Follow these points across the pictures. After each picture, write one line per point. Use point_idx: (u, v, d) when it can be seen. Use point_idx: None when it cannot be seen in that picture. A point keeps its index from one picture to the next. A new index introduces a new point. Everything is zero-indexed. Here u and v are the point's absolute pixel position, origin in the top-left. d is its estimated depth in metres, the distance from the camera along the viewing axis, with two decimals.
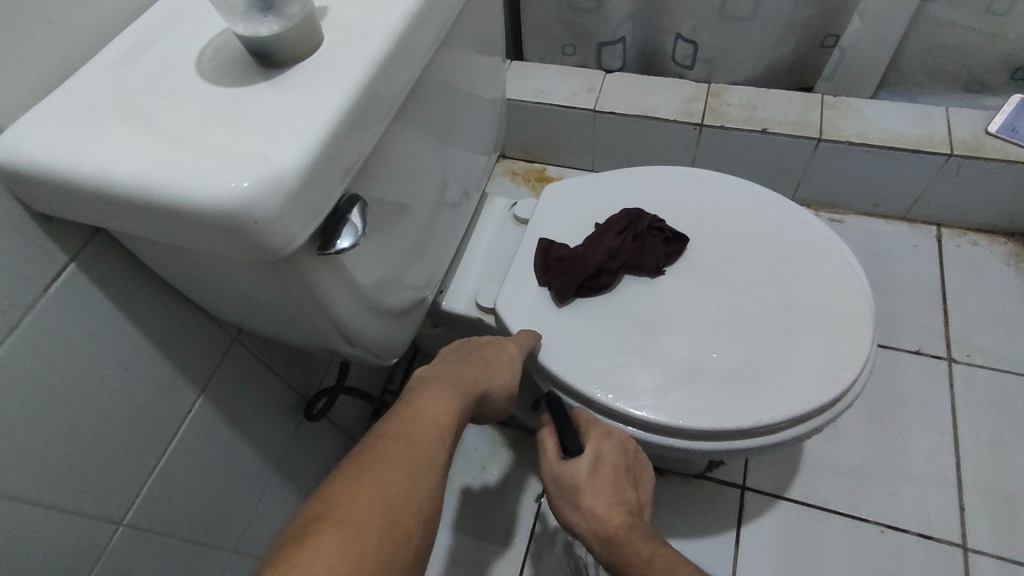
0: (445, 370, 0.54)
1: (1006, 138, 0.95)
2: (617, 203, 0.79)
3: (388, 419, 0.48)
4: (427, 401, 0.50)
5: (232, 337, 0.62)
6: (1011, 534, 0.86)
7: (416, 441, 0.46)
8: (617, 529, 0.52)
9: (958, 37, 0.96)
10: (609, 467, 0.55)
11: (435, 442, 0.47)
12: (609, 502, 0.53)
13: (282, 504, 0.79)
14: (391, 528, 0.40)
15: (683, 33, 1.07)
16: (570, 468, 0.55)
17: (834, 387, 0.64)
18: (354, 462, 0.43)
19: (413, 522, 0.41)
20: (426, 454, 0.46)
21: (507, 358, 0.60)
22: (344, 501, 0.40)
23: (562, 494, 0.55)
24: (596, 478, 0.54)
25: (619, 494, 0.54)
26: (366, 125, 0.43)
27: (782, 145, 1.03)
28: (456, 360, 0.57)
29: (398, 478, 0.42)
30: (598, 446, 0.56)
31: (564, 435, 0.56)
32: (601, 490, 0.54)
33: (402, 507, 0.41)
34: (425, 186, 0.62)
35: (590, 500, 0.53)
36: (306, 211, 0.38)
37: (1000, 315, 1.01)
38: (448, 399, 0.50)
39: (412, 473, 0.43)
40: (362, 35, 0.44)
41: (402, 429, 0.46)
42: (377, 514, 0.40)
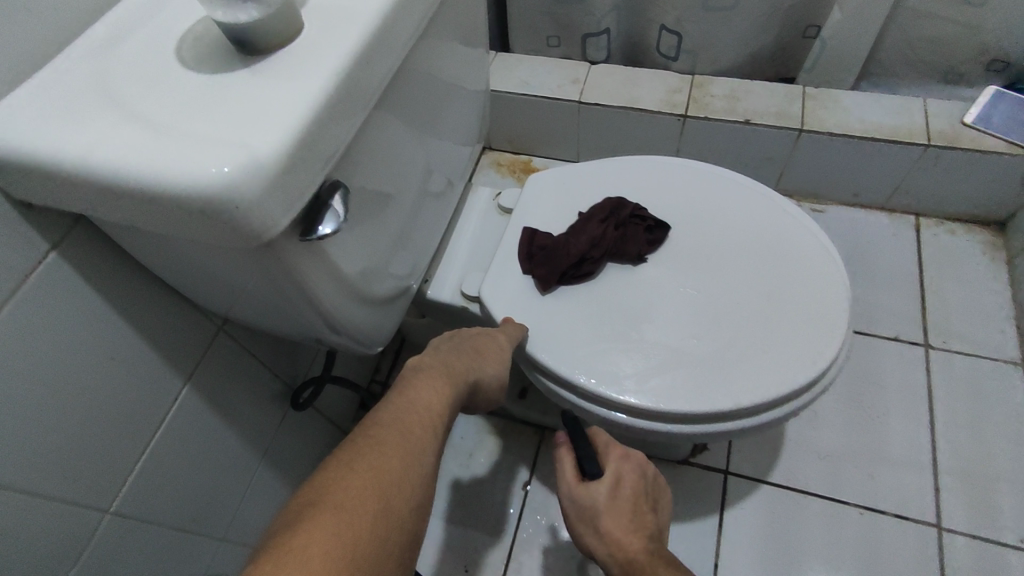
0: (439, 358, 0.54)
1: (982, 129, 0.96)
2: (598, 189, 0.74)
3: (381, 409, 0.47)
4: (421, 390, 0.49)
5: (218, 327, 0.66)
6: (988, 515, 0.86)
7: (410, 429, 0.45)
8: (637, 555, 0.50)
9: (936, 28, 0.98)
10: (629, 490, 0.54)
11: (428, 431, 0.46)
12: (628, 527, 0.51)
13: (270, 486, 0.83)
14: (386, 515, 0.39)
15: (667, 24, 1.08)
16: (590, 492, 0.53)
17: (816, 369, 0.60)
18: (348, 449, 0.42)
19: (407, 511, 0.41)
20: (420, 442, 0.45)
21: (497, 348, 0.60)
22: (340, 487, 0.39)
23: (581, 517, 0.54)
24: (615, 503, 0.53)
25: (639, 520, 0.52)
26: (348, 114, 0.43)
27: (763, 136, 1.04)
28: (447, 347, 0.57)
29: (392, 465, 0.42)
30: (617, 468, 0.55)
31: (584, 456, 0.55)
32: (621, 514, 0.52)
33: (398, 494, 0.41)
34: (409, 175, 0.63)
35: (610, 525, 0.52)
36: (287, 195, 0.39)
37: (975, 302, 1.03)
38: (442, 388, 0.50)
39: (406, 461, 0.43)
40: (342, 23, 0.44)
41: (396, 418, 0.46)
42: (373, 500, 0.39)
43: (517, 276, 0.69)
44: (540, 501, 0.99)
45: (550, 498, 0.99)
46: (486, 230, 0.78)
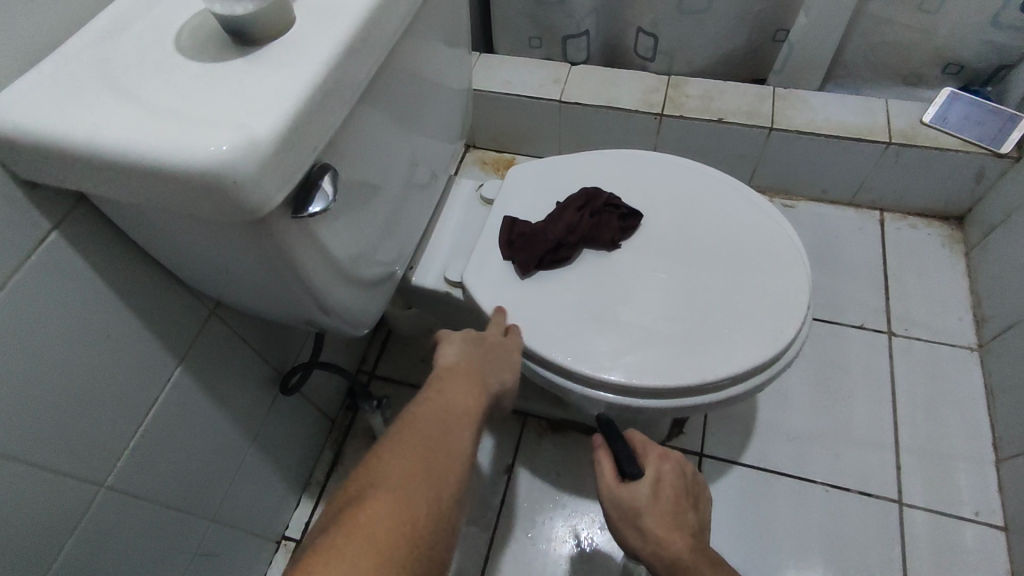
0: (470, 363, 0.58)
1: (939, 128, 1.02)
2: (576, 181, 0.78)
3: (422, 406, 0.52)
4: (457, 393, 0.54)
5: (210, 311, 0.68)
6: (946, 491, 0.91)
7: (450, 429, 0.50)
8: (681, 553, 0.54)
9: (896, 33, 1.03)
10: (669, 490, 0.57)
11: (466, 430, 0.51)
12: (671, 525, 0.55)
13: (258, 469, 0.85)
14: (435, 504, 0.44)
15: (644, 27, 1.12)
16: (632, 492, 0.57)
17: (778, 345, 0.64)
18: (397, 442, 0.47)
19: (452, 501, 0.46)
20: (457, 441, 0.50)
21: (513, 349, 0.64)
22: (394, 476, 0.44)
23: (623, 517, 0.57)
24: (657, 502, 0.56)
25: (680, 518, 0.56)
26: (336, 102, 0.47)
27: (736, 134, 1.09)
28: (472, 349, 0.61)
29: (437, 463, 0.47)
30: (657, 469, 0.58)
31: (623, 457, 0.58)
32: (664, 514, 0.55)
33: (444, 487, 0.46)
34: (394, 164, 0.66)
35: (653, 524, 0.55)
36: (280, 174, 0.42)
37: (935, 292, 1.08)
38: (475, 392, 0.55)
39: (448, 458, 0.48)
40: (331, 18, 0.48)
41: (437, 417, 0.51)
42: (423, 490, 0.44)
43: (498, 262, 0.73)
44: (523, 484, 1.01)
45: (532, 480, 1.01)
46: (469, 220, 0.82)
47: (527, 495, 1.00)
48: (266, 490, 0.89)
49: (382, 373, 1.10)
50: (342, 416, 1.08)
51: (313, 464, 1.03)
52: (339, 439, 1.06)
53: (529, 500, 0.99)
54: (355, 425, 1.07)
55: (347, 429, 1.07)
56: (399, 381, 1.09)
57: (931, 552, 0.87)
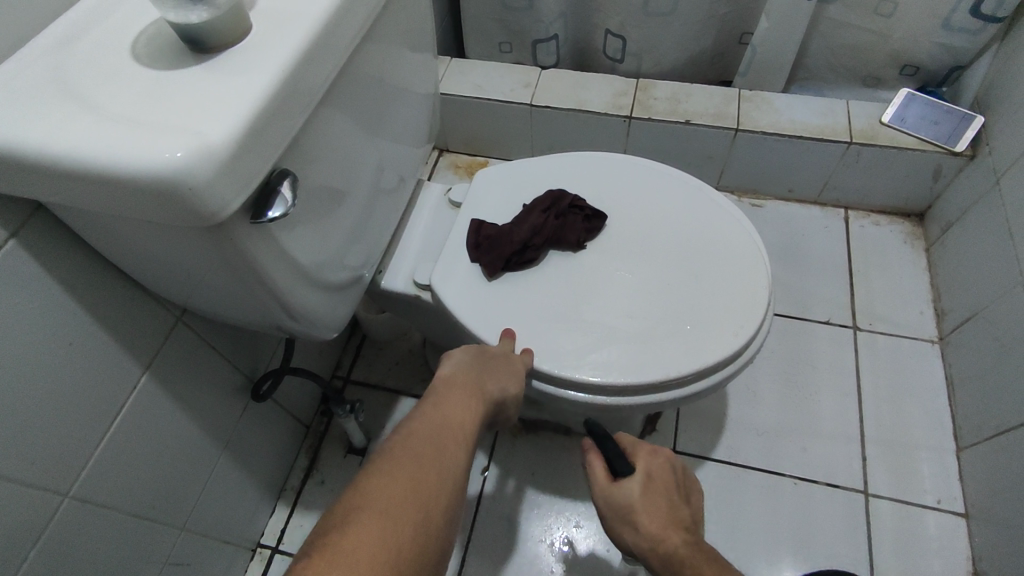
0: (467, 375, 0.58)
1: (897, 127, 1.05)
2: (541, 183, 0.79)
3: (418, 421, 0.50)
4: (454, 409, 0.53)
5: (176, 317, 0.68)
6: (909, 481, 0.93)
7: (445, 445, 0.49)
8: (677, 548, 0.52)
9: (854, 36, 1.06)
10: (660, 485, 0.57)
11: (459, 448, 0.50)
12: (664, 520, 0.54)
13: (230, 477, 0.85)
14: (424, 522, 0.42)
15: (612, 29, 1.14)
16: (622, 489, 0.57)
17: (738, 339, 0.66)
18: (388, 458, 0.45)
19: (442, 521, 0.44)
20: (451, 456, 0.48)
21: (514, 366, 0.63)
22: (384, 495, 0.42)
23: (617, 516, 0.57)
24: (649, 497, 0.56)
25: (674, 513, 0.55)
26: (293, 108, 0.47)
27: (703, 135, 1.11)
28: (472, 362, 0.60)
29: (429, 479, 0.45)
30: (647, 465, 0.58)
31: (614, 456, 0.59)
32: (655, 508, 0.55)
33: (434, 506, 0.44)
34: (359, 169, 0.66)
35: (646, 520, 0.54)
36: (236, 180, 0.42)
37: (898, 287, 1.11)
38: (471, 406, 0.54)
39: (441, 473, 0.46)
40: (287, 25, 0.48)
41: (432, 432, 0.49)
42: (414, 509, 0.42)
43: (466, 265, 0.73)
44: (499, 485, 1.01)
45: (508, 481, 1.02)
46: (438, 224, 0.83)
47: (504, 495, 1.00)
48: (238, 497, 0.88)
49: (357, 378, 1.10)
50: (317, 421, 1.08)
51: (287, 470, 1.02)
52: (314, 444, 1.06)
53: (505, 501, 1.00)
54: (330, 430, 1.07)
55: (322, 434, 1.07)
56: (375, 385, 1.09)
57: (895, 541, 0.89)
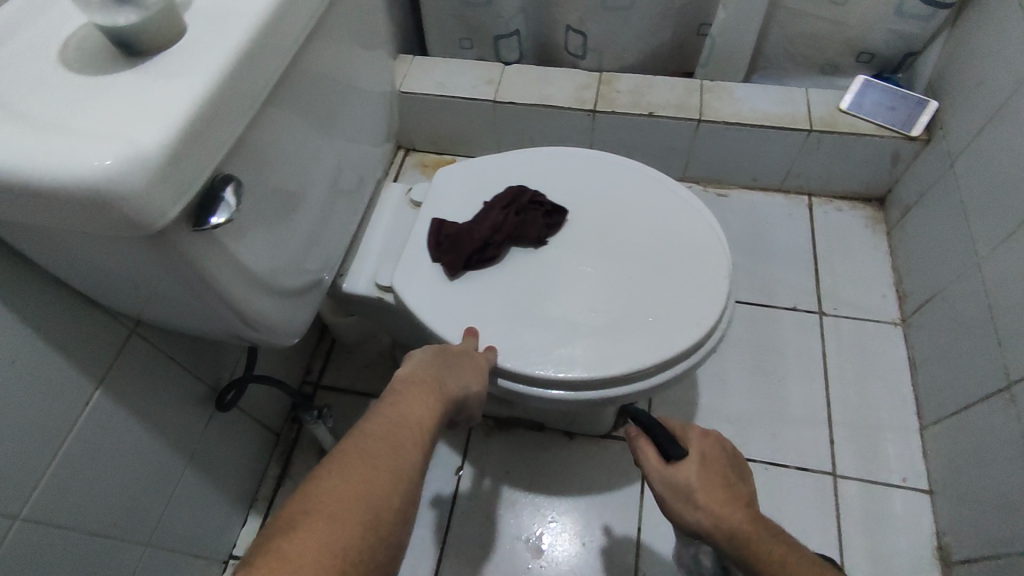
0: (429, 371, 0.56)
1: (855, 114, 1.06)
2: (502, 180, 0.78)
3: (375, 419, 0.49)
4: (414, 408, 0.51)
5: (130, 330, 0.66)
6: (876, 461, 0.95)
7: (401, 443, 0.48)
8: (742, 525, 0.52)
9: (810, 24, 1.07)
10: (715, 464, 0.57)
11: (417, 447, 0.49)
12: (725, 499, 0.54)
13: (196, 489, 0.83)
14: (373, 525, 0.42)
15: (572, 24, 1.14)
16: (679, 471, 0.56)
17: (699, 330, 0.66)
18: (341, 459, 0.45)
19: (394, 523, 0.43)
20: (409, 455, 0.48)
21: (478, 361, 0.62)
22: (333, 498, 0.42)
23: (674, 498, 0.56)
24: (707, 477, 0.55)
25: (732, 491, 0.55)
26: (233, 111, 0.46)
27: (666, 127, 1.12)
28: (436, 358, 0.59)
29: (382, 480, 0.44)
30: (700, 446, 0.57)
31: (665, 440, 0.58)
32: (715, 487, 0.55)
33: (385, 506, 0.43)
34: (312, 171, 0.65)
35: (706, 499, 0.54)
36: (173, 187, 0.41)
37: (862, 272, 1.13)
38: (432, 402, 0.53)
39: (395, 473, 0.45)
40: (224, 25, 0.47)
41: (388, 430, 0.48)
42: (362, 514, 0.42)
43: (427, 264, 0.73)
44: (475, 483, 1.01)
45: (483, 479, 1.01)
46: (398, 224, 0.82)
47: (480, 494, 1.00)
48: (206, 510, 0.87)
49: (327, 383, 1.09)
50: (287, 429, 1.06)
51: (258, 479, 1.00)
52: (285, 451, 1.04)
53: (482, 499, 0.99)
54: (301, 437, 1.05)
55: (293, 441, 1.05)
56: (345, 390, 1.08)
57: (864, 520, 0.91)
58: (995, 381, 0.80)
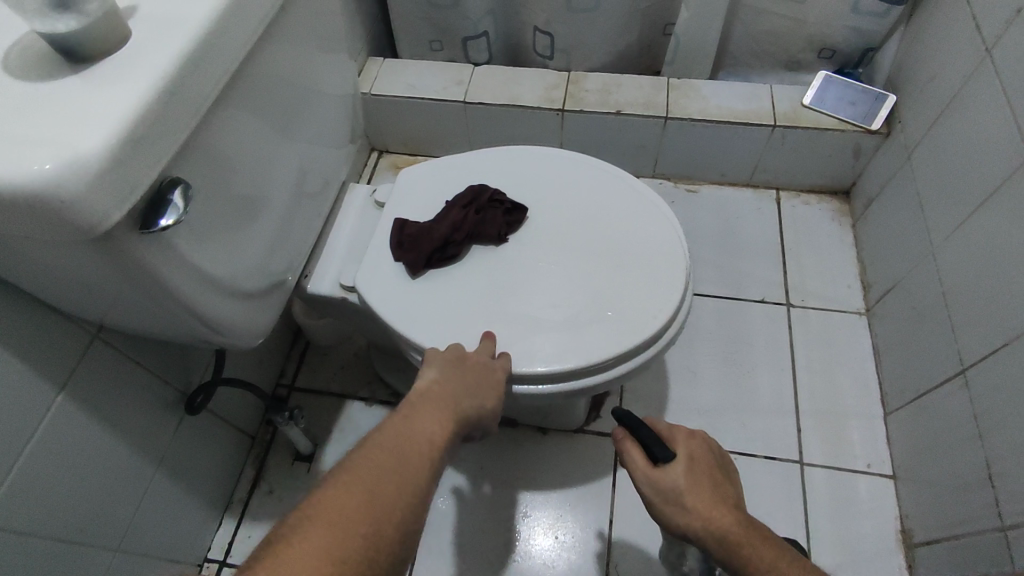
0: (444, 388, 0.57)
1: (817, 109, 1.08)
2: (464, 180, 0.79)
3: (385, 432, 0.50)
4: (425, 423, 0.52)
5: (93, 335, 0.67)
6: (842, 448, 0.97)
7: (410, 459, 0.48)
8: (733, 528, 0.49)
9: (772, 22, 1.09)
10: (704, 466, 0.54)
11: (425, 463, 0.49)
12: (714, 502, 0.51)
13: (167, 493, 0.83)
14: (375, 537, 0.42)
15: (539, 25, 1.15)
16: (666, 474, 0.53)
17: (655, 323, 0.68)
18: (349, 470, 0.45)
19: (397, 536, 0.43)
20: (417, 470, 0.48)
21: (492, 376, 0.62)
22: (337, 507, 0.42)
23: (662, 503, 0.53)
24: (695, 480, 0.53)
25: (721, 494, 0.52)
26: (178, 115, 0.46)
27: (634, 125, 1.13)
28: (453, 375, 0.59)
29: (387, 493, 0.45)
30: (688, 447, 0.55)
31: (650, 442, 0.56)
32: (704, 490, 0.52)
33: (389, 519, 0.43)
34: (272, 174, 0.66)
35: (695, 502, 0.51)
36: (116, 191, 0.42)
37: (828, 263, 1.15)
38: (445, 419, 0.54)
39: (402, 487, 0.46)
40: (168, 31, 0.47)
41: (399, 445, 0.49)
42: (365, 525, 0.42)
43: (390, 264, 0.74)
44: (449, 481, 1.02)
45: (458, 476, 1.02)
46: (363, 225, 0.82)
47: (455, 491, 1.01)
48: (178, 513, 0.87)
49: (303, 385, 1.09)
50: (262, 431, 1.06)
51: (233, 482, 1.01)
52: (261, 453, 1.05)
53: (456, 496, 1.00)
54: (277, 439, 1.06)
55: (269, 444, 1.06)
56: (320, 391, 1.09)
57: (831, 506, 0.92)
58: (951, 366, 0.82)
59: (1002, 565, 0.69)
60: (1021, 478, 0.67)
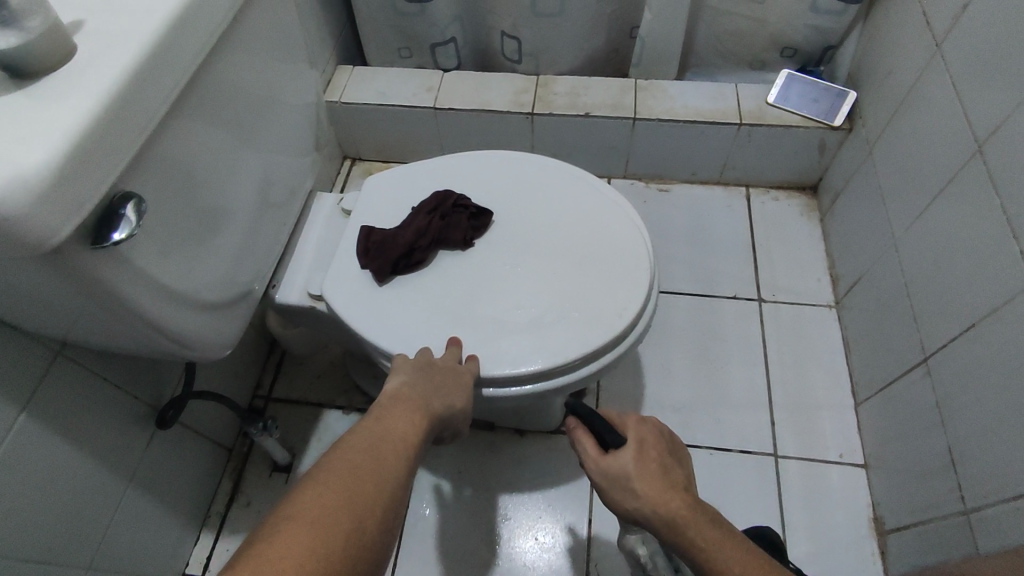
0: (413, 389, 0.57)
1: (781, 106, 1.10)
2: (429, 186, 0.80)
3: (357, 433, 0.50)
4: (397, 422, 0.52)
5: (56, 352, 0.66)
6: (815, 439, 0.98)
7: (385, 457, 0.48)
8: (679, 510, 0.50)
9: (734, 23, 1.11)
10: (654, 450, 0.55)
11: (401, 460, 0.49)
12: (662, 485, 0.52)
13: (140, 509, 0.83)
14: (357, 533, 0.42)
15: (506, 30, 1.16)
16: (616, 459, 0.54)
17: (621, 321, 0.68)
18: (324, 470, 0.45)
19: (378, 532, 0.43)
20: (393, 468, 0.48)
21: (462, 377, 0.63)
22: (316, 506, 0.42)
23: (612, 487, 0.54)
24: (645, 464, 0.54)
25: (671, 477, 0.53)
26: (127, 129, 0.46)
27: (603, 126, 1.14)
28: (421, 376, 0.60)
29: (364, 490, 0.45)
30: (638, 432, 0.56)
31: (603, 429, 0.57)
32: (653, 473, 0.53)
33: (370, 516, 0.43)
34: (233, 185, 0.66)
35: (643, 486, 0.52)
36: (63, 207, 0.42)
37: (798, 258, 1.17)
38: (416, 419, 0.54)
39: (379, 485, 0.46)
40: (115, 45, 0.47)
41: (373, 445, 0.49)
42: (346, 521, 0.42)
43: (356, 271, 0.74)
44: (429, 485, 1.02)
45: (436, 481, 1.02)
46: (331, 233, 0.82)
47: (433, 496, 1.01)
48: (152, 529, 0.86)
49: (279, 396, 1.09)
50: (239, 443, 1.06)
51: (210, 496, 1.00)
52: (238, 466, 1.04)
53: (435, 501, 1.00)
54: (254, 451, 1.05)
55: (245, 456, 1.05)
56: (296, 401, 1.08)
57: (805, 497, 0.94)
58: (914, 355, 0.84)
59: (967, 549, 0.70)
60: (983, 461, 0.69)
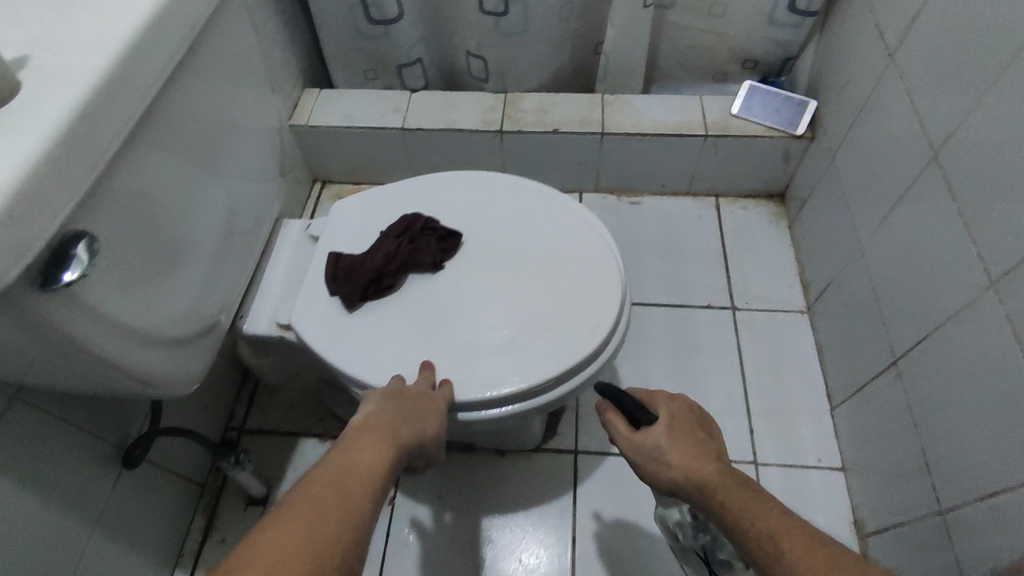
0: (382, 417, 0.56)
1: (745, 117, 1.12)
2: (397, 209, 0.79)
3: (323, 467, 0.49)
4: (364, 453, 0.51)
5: (12, 396, 0.63)
6: (793, 444, 0.99)
7: (350, 490, 0.47)
8: (709, 475, 0.52)
9: (695, 37, 1.13)
10: (684, 426, 0.57)
11: (368, 493, 0.48)
12: (694, 455, 0.54)
13: (108, 553, 0.79)
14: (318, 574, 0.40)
15: (472, 50, 1.16)
16: (647, 434, 0.56)
17: (595, 337, 0.68)
18: (285, 509, 0.44)
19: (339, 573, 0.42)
20: (359, 502, 0.47)
21: (433, 403, 0.62)
22: (276, 548, 0.41)
23: (647, 461, 0.56)
24: (675, 436, 0.55)
25: (702, 446, 0.55)
26: (78, 164, 0.45)
27: (572, 142, 1.15)
28: (391, 405, 0.59)
29: (326, 528, 0.43)
30: (668, 409, 0.58)
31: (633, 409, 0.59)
32: (684, 444, 0.55)
33: (332, 555, 0.42)
34: (195, 215, 0.64)
35: (674, 457, 0.54)
36: (9, 249, 0.40)
37: (769, 265, 1.18)
38: (384, 448, 0.53)
39: (343, 520, 0.44)
40: (64, 80, 0.46)
41: (338, 478, 0.48)
42: (304, 562, 0.40)
43: (326, 299, 0.73)
44: (410, 511, 1.00)
45: (417, 506, 1.00)
46: (298, 260, 0.81)
47: (414, 521, 0.99)
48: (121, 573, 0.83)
49: (253, 427, 1.06)
50: (212, 478, 1.03)
51: (183, 534, 0.97)
52: (212, 502, 1.01)
53: (416, 526, 0.98)
54: (228, 485, 1.02)
55: (219, 491, 1.02)
56: (271, 431, 1.06)
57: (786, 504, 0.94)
58: (885, 359, 0.85)
59: (946, 550, 0.71)
60: (957, 462, 0.69)
